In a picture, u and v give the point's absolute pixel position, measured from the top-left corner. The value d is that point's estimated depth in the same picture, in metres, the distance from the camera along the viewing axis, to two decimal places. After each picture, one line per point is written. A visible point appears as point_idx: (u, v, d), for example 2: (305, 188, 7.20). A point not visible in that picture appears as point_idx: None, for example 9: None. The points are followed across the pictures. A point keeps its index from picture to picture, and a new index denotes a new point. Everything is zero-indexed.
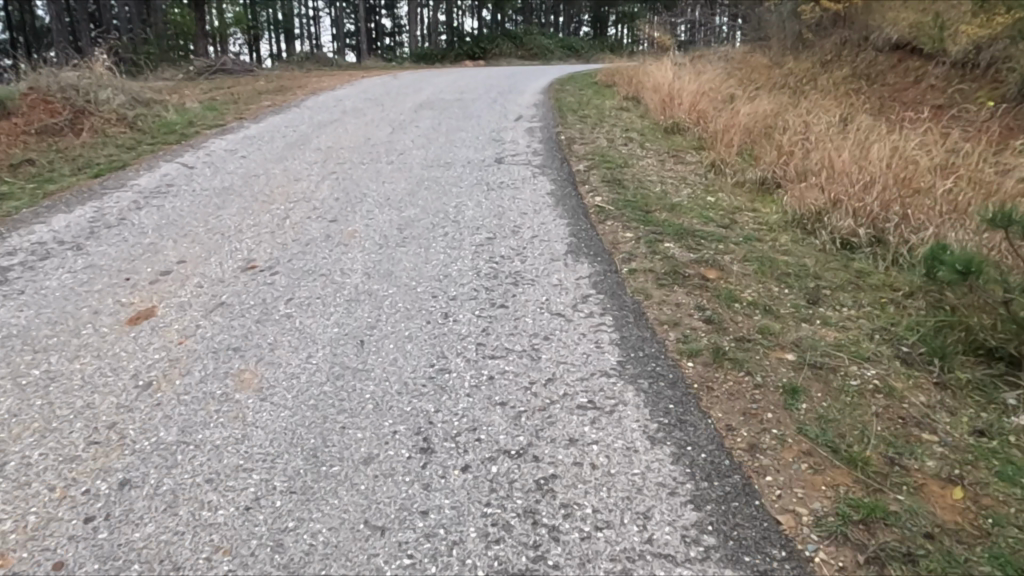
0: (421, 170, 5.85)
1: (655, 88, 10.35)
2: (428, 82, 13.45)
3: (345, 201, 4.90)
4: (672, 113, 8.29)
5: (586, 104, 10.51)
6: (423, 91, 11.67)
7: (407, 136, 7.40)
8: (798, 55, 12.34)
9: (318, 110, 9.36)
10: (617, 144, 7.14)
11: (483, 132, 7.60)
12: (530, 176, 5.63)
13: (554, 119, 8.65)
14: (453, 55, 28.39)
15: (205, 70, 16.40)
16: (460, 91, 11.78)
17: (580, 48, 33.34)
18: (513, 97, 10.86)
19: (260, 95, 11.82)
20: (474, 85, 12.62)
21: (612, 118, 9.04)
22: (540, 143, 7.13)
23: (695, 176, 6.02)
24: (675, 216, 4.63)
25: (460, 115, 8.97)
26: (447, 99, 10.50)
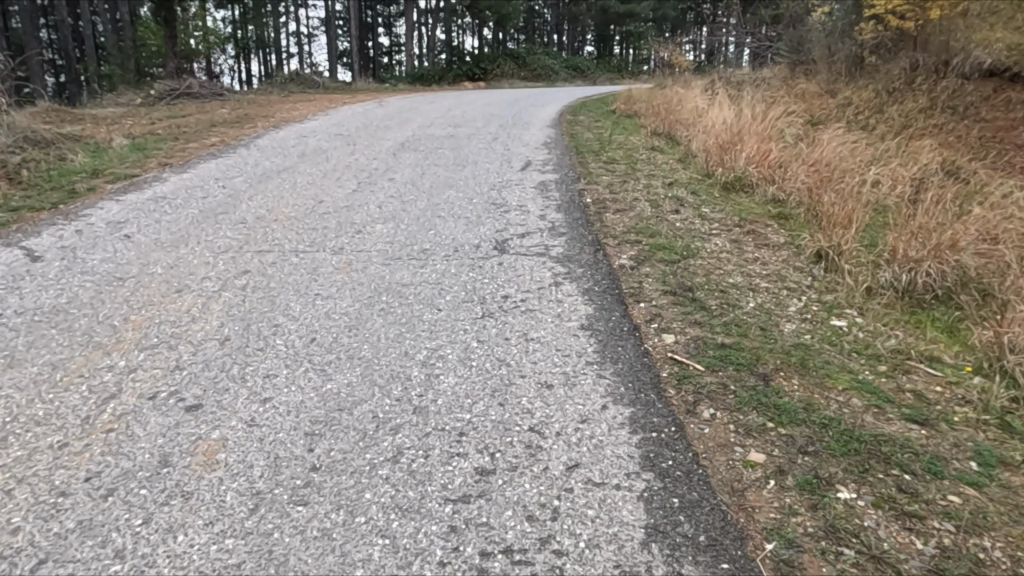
0: (381, 269, 3.79)
1: (695, 124, 8.40)
2: (419, 111, 11.43)
3: (239, 343, 2.89)
4: (733, 164, 6.24)
5: (609, 143, 8.49)
6: (407, 125, 9.63)
7: (374, 198, 5.37)
8: (856, 84, 10.34)
9: (270, 153, 7.34)
10: (667, 214, 5.11)
11: (480, 193, 5.55)
12: (551, 283, 3.57)
13: (574, 169, 6.60)
14: (452, 76, 26.53)
15: (166, 94, 14.42)
16: (452, 124, 9.75)
17: (588, 68, 31.65)
18: (517, 135, 8.83)
19: (214, 126, 9.87)
20: (469, 116, 10.59)
21: (646, 167, 7.01)
22: (558, 208, 5.12)
23: (799, 279, 3.98)
24: (819, 392, 2.58)
25: (450, 162, 6.92)
26: (433, 138, 8.49)
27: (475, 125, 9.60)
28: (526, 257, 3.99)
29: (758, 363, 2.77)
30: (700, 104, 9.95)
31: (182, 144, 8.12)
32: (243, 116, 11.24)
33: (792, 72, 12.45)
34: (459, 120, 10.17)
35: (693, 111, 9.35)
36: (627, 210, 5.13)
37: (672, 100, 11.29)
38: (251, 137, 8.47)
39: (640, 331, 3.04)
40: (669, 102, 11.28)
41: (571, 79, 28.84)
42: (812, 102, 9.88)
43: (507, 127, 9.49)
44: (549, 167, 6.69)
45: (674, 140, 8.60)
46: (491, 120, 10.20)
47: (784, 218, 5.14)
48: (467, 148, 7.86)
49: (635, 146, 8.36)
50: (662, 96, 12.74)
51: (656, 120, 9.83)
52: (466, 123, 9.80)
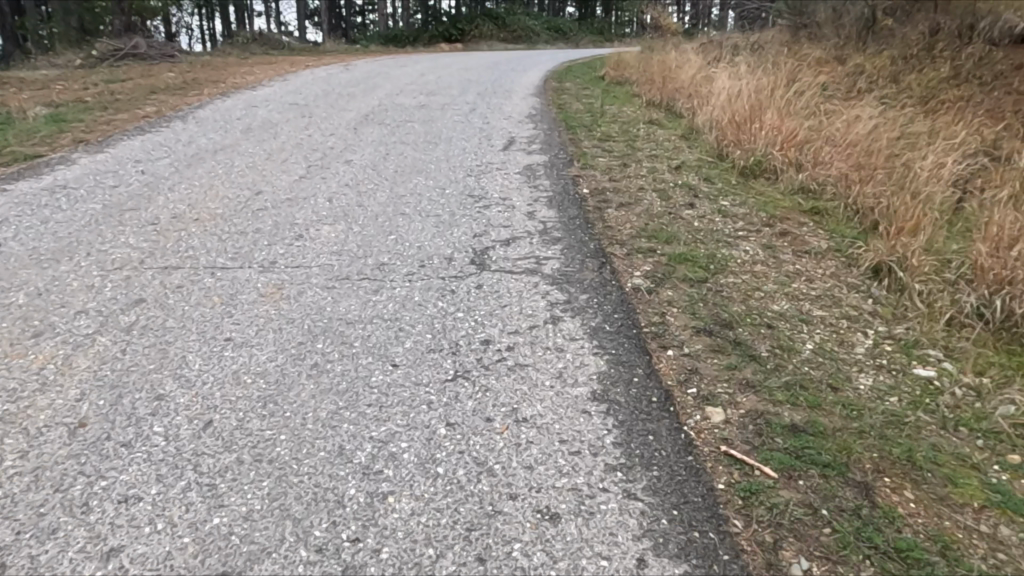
0: (322, 297, 2.87)
1: (698, 95, 7.49)
2: (388, 77, 10.32)
3: (95, 435, 1.97)
4: (751, 144, 5.35)
5: (601, 116, 7.55)
6: (374, 93, 8.56)
7: (325, 188, 4.40)
8: (869, 49, 9.48)
9: (209, 127, 6.29)
10: (679, 210, 4.23)
11: (454, 181, 4.61)
12: (547, 319, 2.69)
13: (564, 148, 5.67)
14: (428, 37, 25.12)
15: (109, 55, 13.10)
16: (425, 92, 8.69)
17: (570, 29, 30.35)
18: (497, 106, 7.83)
19: (154, 92, 8.72)
20: (444, 83, 9.51)
21: (647, 147, 6.09)
22: (548, 201, 4.22)
23: (859, 304, 3.14)
24: (949, 516, 1.76)
25: (420, 140, 5.94)
26: (402, 109, 7.47)
27: (450, 93, 8.57)
28: (512, 276, 3.10)
29: (849, 459, 1.94)
30: (700, 71, 8.99)
31: (109, 115, 7.01)
32: (190, 81, 10.03)
33: (794, 36, 11.48)
34: (433, 87, 9.11)
35: (693, 79, 8.39)
36: (633, 204, 4.24)
37: (667, 66, 10.29)
38: (192, 107, 7.37)
39: (674, 401, 2.19)
40: (664, 67, 10.28)
41: (553, 42, 27.54)
42: (822, 70, 8.97)
43: (487, 96, 8.46)
44: (536, 145, 5.74)
45: (673, 113, 7.66)
46: (469, 87, 9.16)
47: (820, 215, 4.28)
48: (441, 121, 6.86)
49: (631, 119, 7.43)
50: (653, 61, 11.72)
51: (652, 89, 8.85)
52: (439, 91, 8.75)
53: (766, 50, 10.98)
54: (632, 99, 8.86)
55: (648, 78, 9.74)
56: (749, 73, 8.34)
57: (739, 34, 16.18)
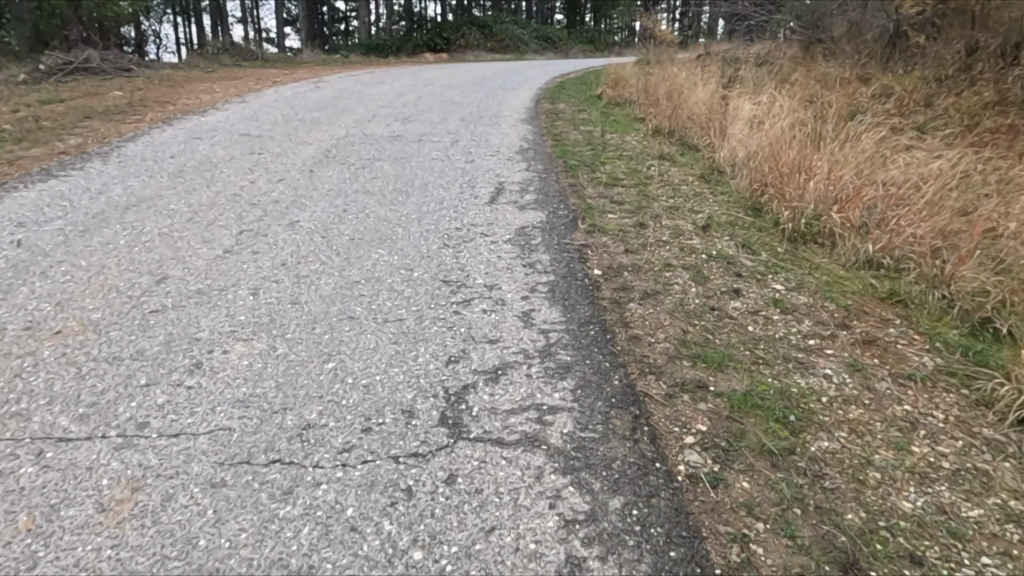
0: (199, 514, 1.80)
1: (716, 131, 6.53)
2: (362, 98, 9.22)
3: None
4: (797, 197, 4.33)
5: (604, 150, 6.54)
6: (341, 120, 7.48)
7: (254, 272, 3.32)
8: (895, 70, 8.59)
9: (134, 169, 5.18)
10: (724, 303, 3.20)
11: (426, 258, 3.56)
12: (562, 565, 1.65)
13: (564, 200, 4.63)
14: (411, 47, 24.06)
15: (55, 69, 11.87)
16: (400, 119, 7.61)
17: (558, 39, 29.47)
18: (483, 137, 6.78)
19: (89, 118, 7.57)
20: (423, 107, 8.46)
21: (663, 195, 5.07)
22: (549, 291, 3.18)
23: (1022, 481, 2.13)
24: None
25: (388, 188, 4.87)
26: (373, 142, 6.40)
27: (428, 121, 7.52)
28: (506, 451, 2.04)
29: None
30: (712, 97, 8.02)
31: (19, 150, 5.87)
32: (136, 103, 8.88)
33: (807, 55, 10.55)
34: (410, 112, 8.06)
35: (707, 109, 7.40)
36: (662, 296, 3.22)
37: (672, 88, 9.29)
38: (122, 139, 6.24)
39: None
40: (669, 90, 9.29)
41: (541, 52, 26.61)
42: (846, 93, 8.02)
43: (471, 124, 7.42)
44: (531, 196, 4.69)
45: (687, 149, 6.66)
46: (450, 112, 8.13)
47: (907, 307, 3.29)
48: (417, 159, 5.79)
49: (639, 155, 6.41)
50: (653, 79, 10.74)
51: (659, 116, 7.84)
52: (415, 117, 7.68)
53: (777, 71, 10.04)
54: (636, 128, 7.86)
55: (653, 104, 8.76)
56: (770, 102, 7.37)
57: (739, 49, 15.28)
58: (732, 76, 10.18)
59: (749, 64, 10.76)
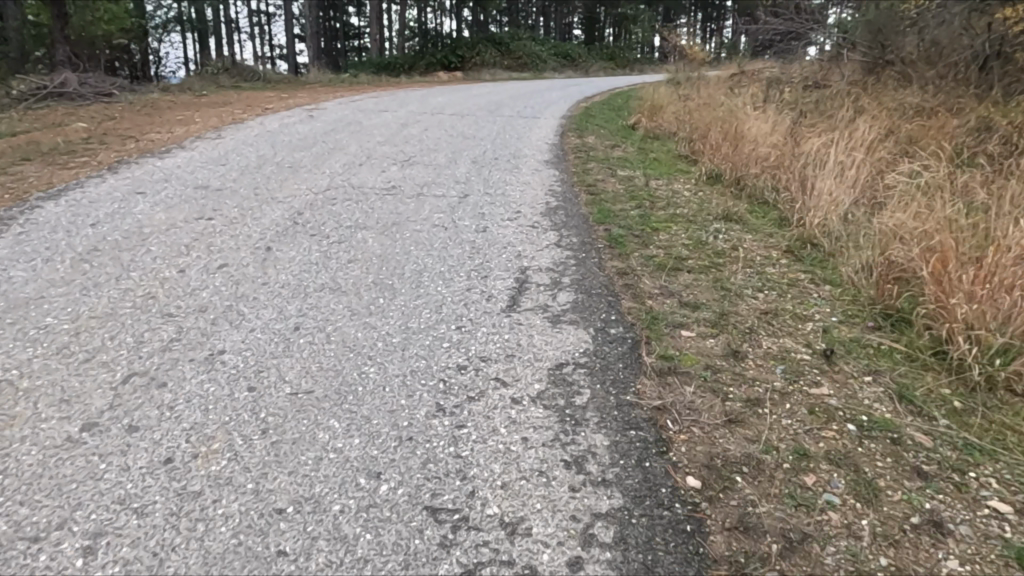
0: None
1: (799, 193, 5.15)
2: (359, 132, 7.93)
3: None
4: (975, 312, 2.88)
5: (652, 207, 5.17)
6: (328, 164, 6.17)
7: (107, 489, 1.95)
8: (993, 104, 7.20)
9: (32, 247, 3.87)
10: (933, 566, 1.78)
11: (407, 443, 2.18)
12: None
13: (615, 306, 3.25)
14: (424, 65, 22.99)
15: (28, 93, 10.73)
16: (400, 162, 6.30)
17: (578, 55, 28.29)
18: (499, 190, 5.42)
19: (28, 159, 6.33)
20: (427, 145, 7.14)
21: (748, 290, 3.67)
22: (616, 538, 1.79)
23: None
24: None
25: (368, 280, 3.51)
26: (361, 199, 5.06)
27: (432, 167, 6.16)
28: None
29: None
30: (778, 137, 6.63)
31: None
32: (95, 137, 7.65)
33: (875, 83, 9.10)
34: (413, 153, 6.74)
35: (777, 156, 6.02)
36: (817, 551, 1.81)
37: (722, 123, 7.92)
38: (45, 194, 4.96)
39: None
40: (719, 125, 7.93)
41: (559, 69, 25.41)
42: (942, 131, 6.59)
43: (486, 170, 6.06)
44: (568, 298, 3.31)
45: (759, 209, 5.26)
46: (461, 152, 6.80)
47: None
48: (413, 226, 4.44)
49: (700, 217, 5.02)
50: (696, 113, 9.40)
51: (715, 160, 6.46)
52: (417, 161, 6.35)
53: (841, 104, 8.63)
54: (686, 174, 6.47)
55: (703, 143, 7.39)
56: (857, 147, 5.97)
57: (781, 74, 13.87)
58: (789, 108, 8.78)
59: (804, 98, 9.44)
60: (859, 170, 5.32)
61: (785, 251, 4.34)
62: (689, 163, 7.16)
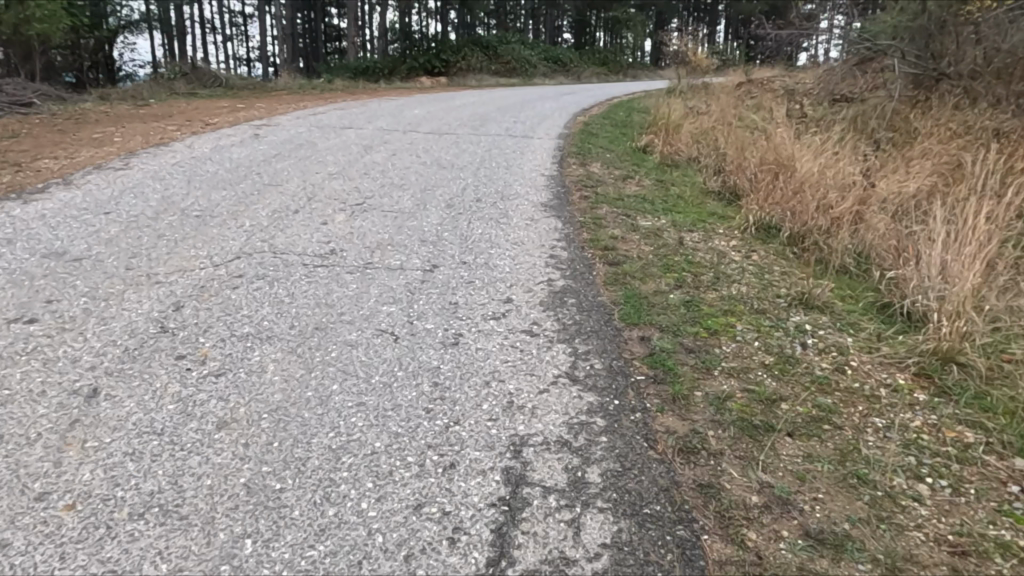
0: None
1: (905, 271, 3.64)
2: (308, 160, 6.34)
3: None
4: None
5: (699, 286, 3.66)
6: (253, 211, 4.62)
7: None
8: None
9: None
10: None
11: None
12: None
13: (694, 559, 1.72)
14: (405, 70, 21.52)
15: None
16: (350, 209, 4.76)
17: (569, 60, 26.94)
18: (480, 258, 3.86)
19: None
20: (390, 182, 5.57)
21: (904, 484, 2.14)
22: None
23: None
24: None
25: (237, 484, 1.95)
26: (281, 276, 3.49)
27: (391, 217, 4.59)
28: None
29: None
30: (844, 177, 5.18)
31: None
32: None
33: (935, 102, 7.61)
34: (370, 194, 5.16)
35: (854, 208, 4.56)
36: None
37: (759, 153, 6.48)
38: None
39: None
40: (757, 156, 6.47)
41: (550, 76, 23.97)
42: None
43: (466, 224, 4.51)
44: (603, 541, 1.76)
45: (848, 291, 3.77)
46: (436, 192, 5.25)
47: None
48: (346, 335, 2.87)
49: (771, 309, 3.49)
50: (720, 136, 7.92)
51: (766, 204, 4.99)
52: (372, 209, 4.78)
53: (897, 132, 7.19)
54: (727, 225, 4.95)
55: (742, 180, 5.91)
56: (958, 203, 4.54)
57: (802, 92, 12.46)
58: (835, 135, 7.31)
59: (847, 121, 8.01)
60: (981, 234, 3.87)
61: (919, 378, 2.83)
62: (724, 207, 5.64)
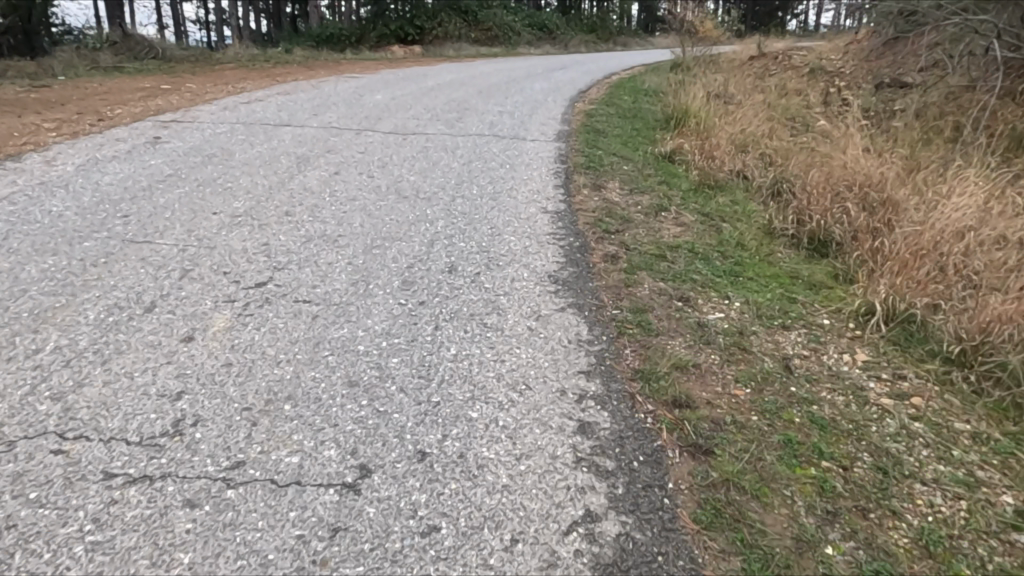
0: None
1: None
2: (210, 189, 4.45)
3: None
4: None
5: (869, 510, 1.94)
6: (77, 307, 2.80)
7: None
8: None
9: None
10: None
11: None
12: None
13: None
14: (375, 36, 19.30)
15: None
16: (244, 298, 2.96)
17: (556, 27, 24.83)
18: (451, 442, 2.08)
19: None
20: (319, 234, 3.71)
21: None
22: None
23: None
24: None
25: None
26: (35, 528, 1.70)
27: (304, 324, 2.77)
28: None
29: None
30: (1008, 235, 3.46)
31: None
32: None
33: None
34: (282, 264, 3.31)
35: None
36: None
37: (846, 181, 4.72)
38: None
39: None
40: (843, 187, 4.71)
41: (534, 44, 21.82)
42: None
43: (430, 338, 2.71)
44: None
45: None
46: (388, 260, 3.41)
47: None
48: None
49: None
50: (771, 149, 6.12)
51: (901, 279, 3.26)
52: (277, 300, 2.95)
53: (1008, 152, 5.51)
54: (838, 321, 3.20)
55: (834, 226, 4.15)
56: None
57: (836, 78, 10.72)
58: (923, 150, 5.60)
59: (928, 128, 6.31)
60: None
61: None
62: (811, 271, 3.88)
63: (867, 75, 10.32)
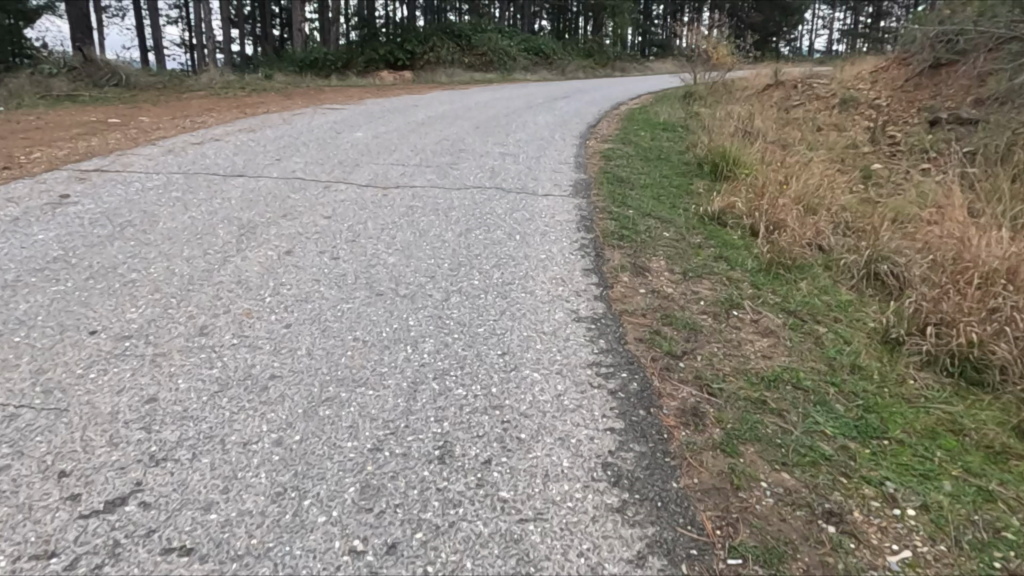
0: None
1: None
2: (104, 284, 3.16)
3: None
4: None
5: None
6: None
7: None
8: None
9: None
10: None
11: None
12: None
13: None
14: (362, 61, 18.19)
15: None
16: (75, 541, 1.67)
17: (553, 51, 23.86)
18: None
19: None
20: (240, 377, 2.42)
21: None
22: None
23: None
24: None
25: None
26: None
27: None
28: None
29: None
30: None
31: None
32: None
33: None
34: (164, 453, 2.01)
35: None
36: None
37: (982, 273, 3.48)
38: None
39: None
40: (980, 283, 3.47)
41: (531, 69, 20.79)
42: None
43: None
44: None
45: None
46: (340, 438, 2.11)
47: None
48: None
49: None
50: (847, 213, 4.88)
51: None
52: (131, 553, 1.64)
53: None
54: None
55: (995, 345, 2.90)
56: None
57: (873, 112, 9.61)
58: None
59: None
60: None
61: None
62: (981, 425, 2.61)
63: (910, 108, 9.22)
